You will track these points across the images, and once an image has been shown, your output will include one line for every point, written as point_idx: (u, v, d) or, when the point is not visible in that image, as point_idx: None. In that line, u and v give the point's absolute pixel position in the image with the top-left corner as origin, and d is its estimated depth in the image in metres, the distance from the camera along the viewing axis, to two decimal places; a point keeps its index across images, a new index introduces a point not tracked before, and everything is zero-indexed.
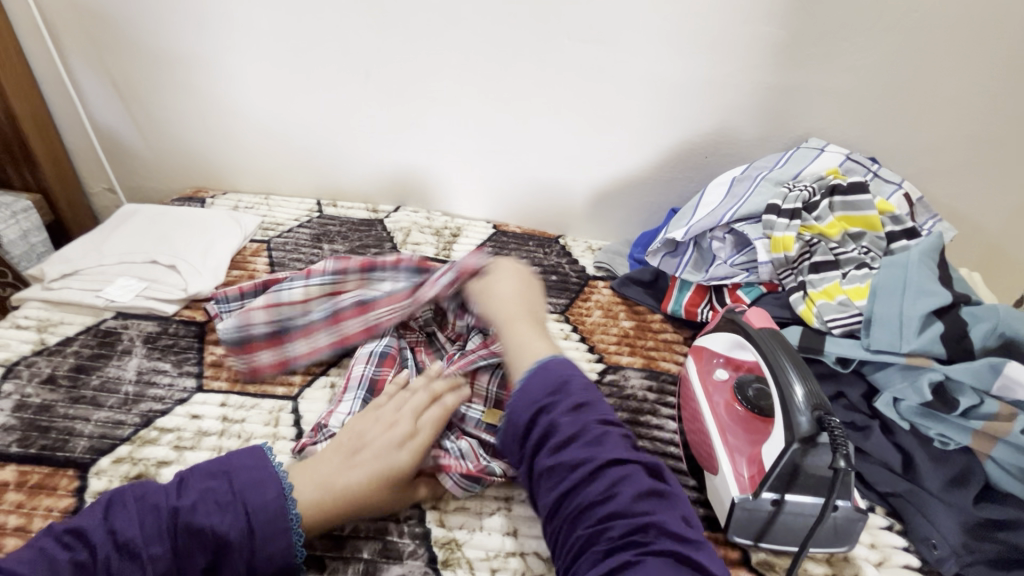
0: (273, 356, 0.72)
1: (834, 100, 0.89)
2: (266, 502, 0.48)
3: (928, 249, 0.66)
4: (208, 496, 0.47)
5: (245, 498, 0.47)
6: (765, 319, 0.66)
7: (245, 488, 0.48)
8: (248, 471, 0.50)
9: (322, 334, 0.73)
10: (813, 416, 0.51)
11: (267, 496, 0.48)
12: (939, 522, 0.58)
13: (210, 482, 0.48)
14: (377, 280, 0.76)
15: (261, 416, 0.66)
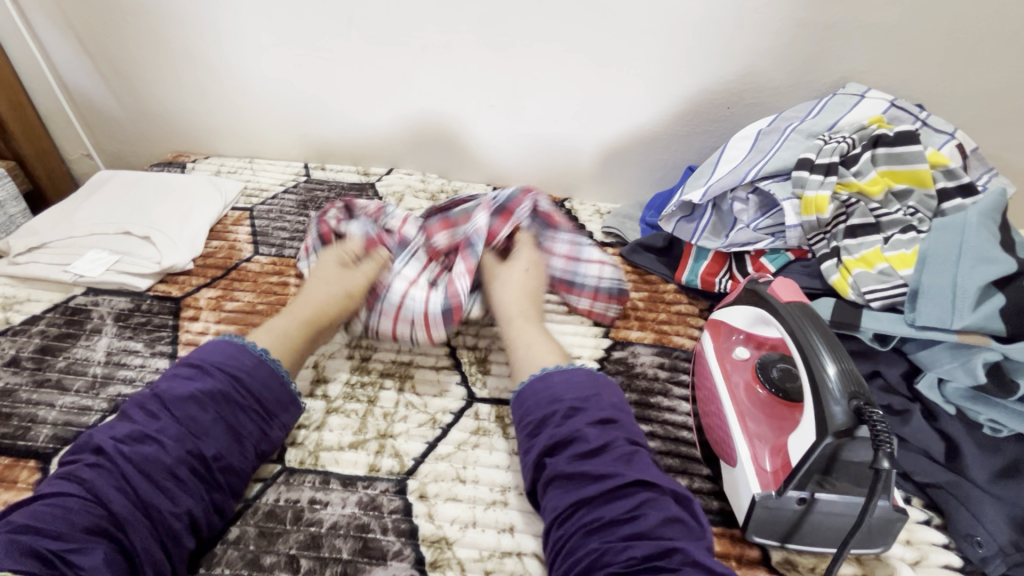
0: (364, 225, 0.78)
1: (878, 38, 0.77)
2: (249, 360, 0.54)
3: (988, 207, 0.57)
4: (145, 447, 0.47)
5: (226, 369, 0.53)
6: (795, 290, 0.57)
7: (226, 363, 0.53)
8: (182, 403, 0.50)
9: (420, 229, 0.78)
10: (851, 407, 0.44)
11: (251, 362, 0.54)
12: (986, 518, 0.51)
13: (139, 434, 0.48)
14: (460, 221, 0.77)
15: None
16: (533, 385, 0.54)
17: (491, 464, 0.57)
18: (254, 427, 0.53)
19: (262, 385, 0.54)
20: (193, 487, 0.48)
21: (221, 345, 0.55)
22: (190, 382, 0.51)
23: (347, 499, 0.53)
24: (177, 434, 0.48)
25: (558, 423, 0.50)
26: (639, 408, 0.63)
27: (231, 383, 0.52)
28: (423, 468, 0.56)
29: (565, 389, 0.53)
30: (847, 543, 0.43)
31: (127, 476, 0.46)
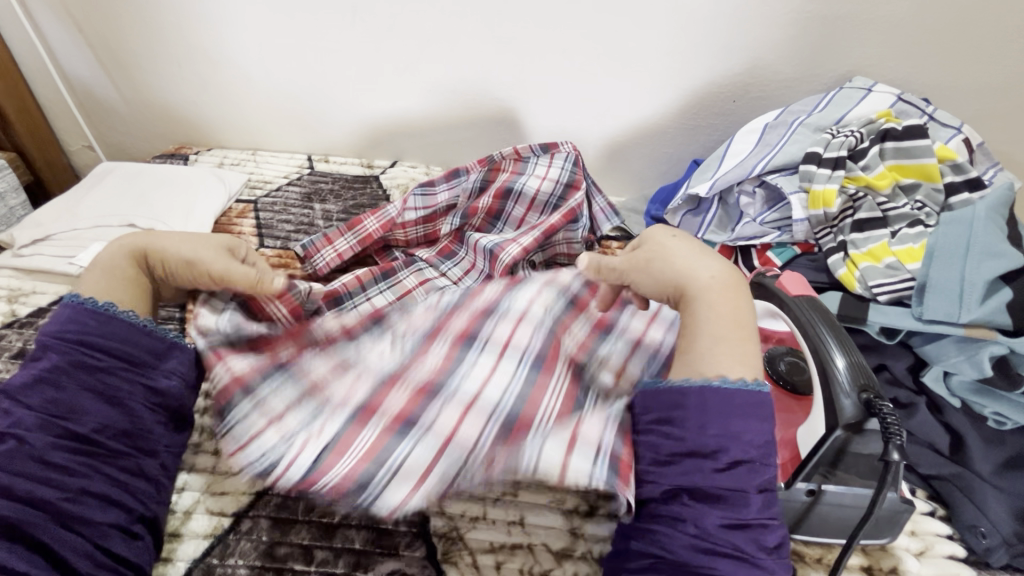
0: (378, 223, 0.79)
1: (886, 31, 0.77)
2: (96, 319, 0.49)
3: (996, 202, 0.57)
4: (15, 446, 0.43)
5: (65, 336, 0.47)
6: (802, 284, 0.58)
7: (76, 332, 0.48)
8: (40, 388, 0.45)
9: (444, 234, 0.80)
10: (861, 399, 0.45)
11: (93, 321, 0.48)
12: (991, 509, 0.52)
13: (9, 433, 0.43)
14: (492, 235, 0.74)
15: None
16: (702, 398, 0.44)
17: None
18: (133, 385, 0.48)
19: (117, 341, 0.48)
20: (79, 464, 0.44)
21: (64, 314, 0.49)
22: (29, 368, 0.46)
23: None
24: (39, 420, 0.44)
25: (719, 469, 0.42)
26: None
27: (79, 350, 0.47)
28: None
29: (731, 423, 0.43)
30: (856, 534, 0.44)
31: (1, 476, 0.41)
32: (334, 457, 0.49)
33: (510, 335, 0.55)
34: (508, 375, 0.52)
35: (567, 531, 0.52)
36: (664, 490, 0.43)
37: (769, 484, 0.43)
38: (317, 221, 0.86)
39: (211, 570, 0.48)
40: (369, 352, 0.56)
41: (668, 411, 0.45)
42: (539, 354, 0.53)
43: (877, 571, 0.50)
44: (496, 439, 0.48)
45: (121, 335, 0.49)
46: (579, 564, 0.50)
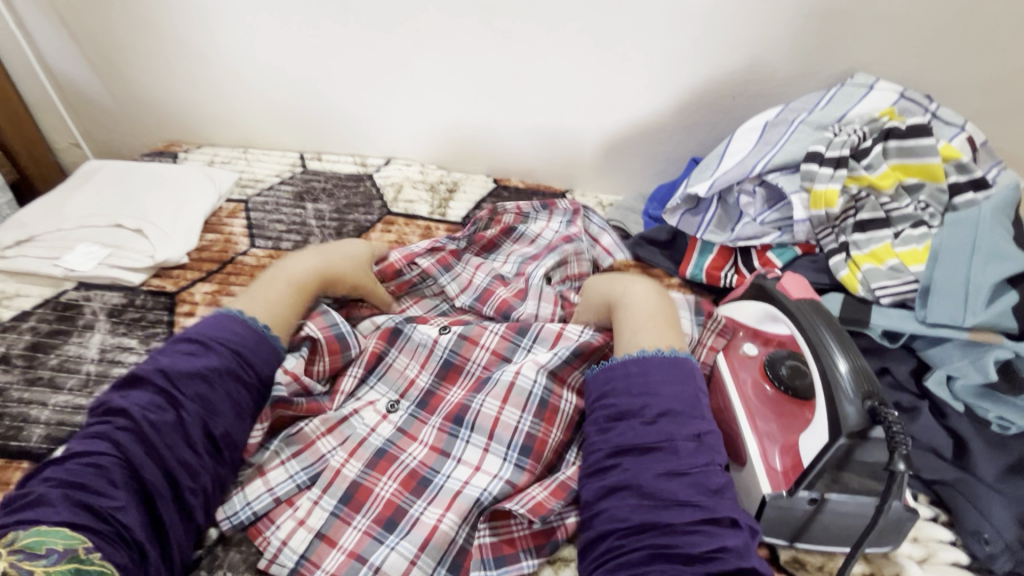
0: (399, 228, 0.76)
1: (888, 26, 0.76)
2: (251, 336, 0.54)
3: (1002, 203, 0.56)
4: (150, 421, 0.46)
5: (229, 343, 0.52)
6: (805, 288, 0.57)
7: (225, 339, 0.52)
8: (190, 380, 0.49)
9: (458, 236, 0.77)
10: (864, 406, 0.44)
11: (251, 338, 0.54)
12: (994, 515, 0.51)
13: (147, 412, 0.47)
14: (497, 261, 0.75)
15: None
16: (627, 367, 0.52)
17: None
18: (257, 402, 0.52)
19: (257, 361, 0.53)
20: (204, 452, 0.47)
21: (216, 319, 0.54)
22: (188, 360, 0.50)
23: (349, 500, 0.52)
24: (191, 410, 0.47)
25: (647, 422, 0.48)
26: None
27: (234, 360, 0.52)
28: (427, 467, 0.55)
29: (658, 382, 0.50)
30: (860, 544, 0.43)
31: (144, 441, 0.45)
32: (339, 524, 0.51)
33: (500, 412, 0.56)
34: (493, 460, 0.54)
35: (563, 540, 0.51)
36: (609, 455, 0.48)
37: (702, 434, 0.48)
38: (309, 221, 0.84)
39: None
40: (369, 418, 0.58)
41: (644, 390, 0.50)
42: (528, 439, 0.54)
43: None
44: (484, 499, 0.50)
45: (247, 348, 0.53)
46: None
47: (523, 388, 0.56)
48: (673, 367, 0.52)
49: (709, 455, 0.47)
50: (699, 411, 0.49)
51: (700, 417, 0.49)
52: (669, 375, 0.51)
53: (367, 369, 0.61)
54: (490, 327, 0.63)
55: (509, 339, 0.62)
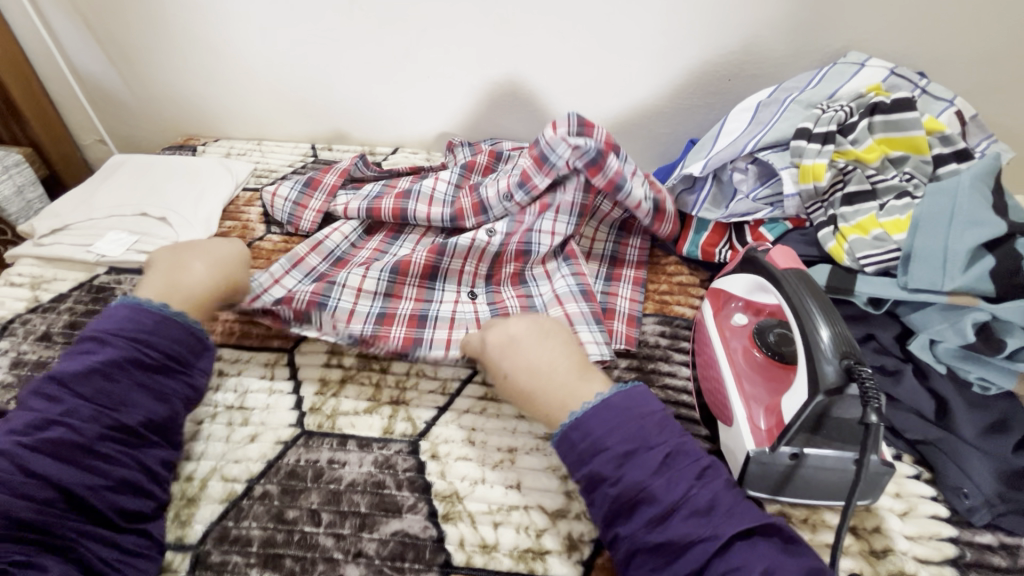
0: (393, 199, 0.81)
1: (880, 4, 0.77)
2: (135, 322, 0.53)
3: (982, 171, 0.58)
4: (65, 428, 0.47)
5: (117, 335, 0.52)
6: (791, 258, 0.60)
7: (128, 326, 0.53)
8: (95, 381, 0.50)
9: (442, 190, 0.83)
10: (842, 366, 0.47)
11: (152, 322, 0.54)
12: (973, 471, 0.53)
13: (58, 415, 0.48)
14: (484, 199, 0.79)
15: (259, 367, 0.64)
16: (568, 436, 0.49)
17: (501, 428, 0.59)
18: (176, 383, 0.54)
19: (171, 343, 0.54)
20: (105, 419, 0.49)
21: (110, 312, 0.55)
22: (80, 357, 0.51)
23: (364, 459, 0.56)
24: (91, 414, 0.49)
25: (617, 480, 0.45)
26: (641, 373, 0.66)
27: (134, 347, 0.52)
28: (434, 430, 0.59)
29: (605, 435, 0.47)
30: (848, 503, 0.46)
31: (41, 439, 0.46)
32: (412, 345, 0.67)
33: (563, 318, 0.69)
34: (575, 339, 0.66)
35: (562, 494, 0.54)
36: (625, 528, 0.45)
37: (669, 457, 0.46)
38: None
39: (226, 533, 0.51)
40: (446, 307, 0.72)
41: (603, 444, 0.47)
42: (592, 314, 0.69)
43: (862, 531, 0.52)
44: (603, 358, 0.65)
45: (151, 332, 0.53)
46: (574, 524, 0.52)
47: (570, 290, 0.72)
48: (606, 410, 0.49)
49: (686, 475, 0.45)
50: (646, 439, 0.47)
51: (657, 442, 0.47)
52: (622, 421, 0.48)
53: (426, 277, 0.74)
54: (503, 284, 0.75)
55: (522, 293, 0.74)
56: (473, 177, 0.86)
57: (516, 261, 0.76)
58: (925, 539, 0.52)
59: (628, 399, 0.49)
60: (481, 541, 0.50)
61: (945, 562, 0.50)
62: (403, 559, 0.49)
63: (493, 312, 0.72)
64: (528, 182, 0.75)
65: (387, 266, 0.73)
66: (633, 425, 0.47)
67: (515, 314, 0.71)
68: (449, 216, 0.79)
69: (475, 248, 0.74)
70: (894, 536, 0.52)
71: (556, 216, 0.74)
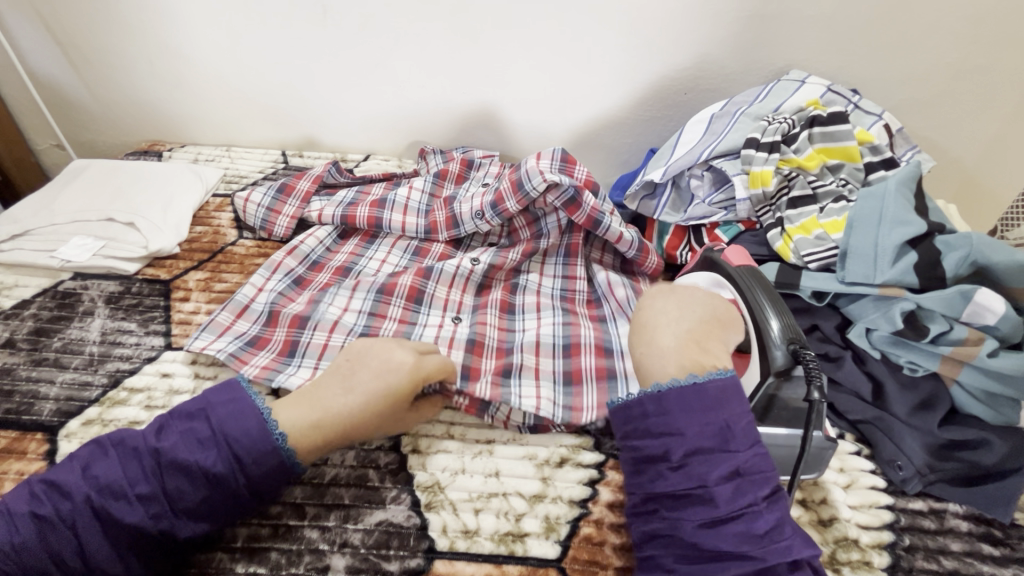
0: (368, 207, 0.83)
1: (815, 28, 0.85)
2: (263, 444, 0.48)
3: (905, 177, 0.65)
4: (114, 494, 0.45)
5: (235, 444, 0.47)
6: (744, 257, 0.66)
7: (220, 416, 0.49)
8: (176, 448, 0.47)
9: (416, 204, 0.85)
10: (789, 350, 0.52)
11: (257, 434, 0.48)
12: (905, 445, 0.59)
13: (119, 482, 0.45)
14: (459, 210, 0.82)
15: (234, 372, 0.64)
16: (646, 409, 0.48)
17: (478, 421, 0.62)
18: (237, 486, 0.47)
19: (252, 452, 0.48)
20: (162, 518, 0.45)
21: (241, 404, 0.50)
22: (195, 451, 0.47)
23: (346, 455, 0.57)
24: (151, 494, 0.45)
25: (677, 468, 0.45)
26: None
27: (232, 464, 0.47)
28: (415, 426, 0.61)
29: (683, 420, 0.46)
30: (794, 478, 0.51)
31: (103, 511, 0.44)
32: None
33: (538, 362, 0.67)
34: (550, 392, 0.63)
35: (538, 480, 0.57)
36: (645, 502, 0.47)
37: (739, 470, 0.44)
38: None
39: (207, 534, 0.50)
40: (430, 330, 0.71)
41: (672, 425, 0.46)
42: (567, 373, 0.66)
43: (810, 503, 0.57)
44: (558, 416, 0.60)
45: (232, 432, 0.48)
46: (551, 506, 0.55)
47: (552, 342, 0.70)
48: (696, 395, 0.46)
49: (749, 491, 0.43)
50: (732, 443, 0.45)
51: (736, 450, 0.45)
52: (703, 408, 0.46)
53: (412, 299, 0.74)
54: (489, 308, 0.75)
55: (505, 318, 0.75)
56: (447, 187, 0.89)
57: (505, 291, 0.78)
58: (865, 507, 0.57)
59: (722, 392, 0.47)
60: (463, 527, 0.52)
61: (883, 526, 0.56)
62: (388, 548, 0.50)
63: (472, 334, 0.71)
64: (500, 204, 0.78)
65: (376, 288, 0.75)
66: (721, 422, 0.46)
67: (491, 346, 0.70)
68: (423, 228, 0.83)
69: (459, 275, 0.78)
70: (838, 505, 0.57)
71: (544, 261, 0.82)
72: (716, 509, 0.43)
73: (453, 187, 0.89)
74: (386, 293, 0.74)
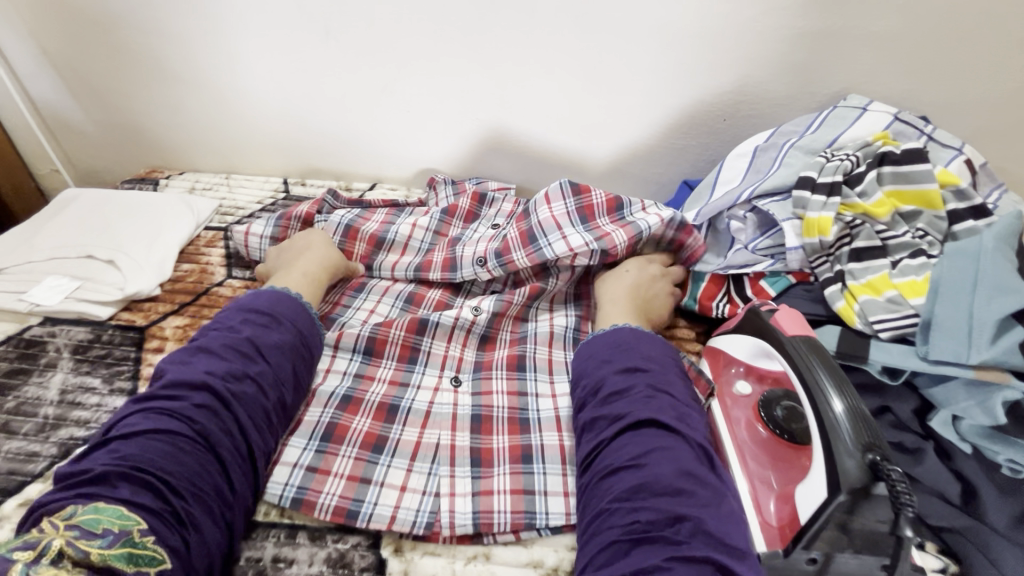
0: (364, 244, 0.77)
1: (877, 48, 0.74)
2: (313, 320, 0.62)
3: (1005, 232, 0.53)
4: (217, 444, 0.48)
5: (298, 323, 0.59)
6: (799, 322, 0.54)
7: (276, 308, 0.60)
8: (264, 364, 0.54)
9: (412, 252, 0.77)
10: (865, 461, 0.41)
11: (306, 316, 0.61)
12: (1007, 567, 0.47)
13: (213, 429, 0.48)
14: (461, 255, 0.73)
15: None
16: (591, 346, 0.60)
17: None
18: (293, 392, 0.56)
19: (288, 356, 0.56)
20: (259, 446, 0.51)
21: (278, 297, 0.61)
22: (265, 332, 0.57)
23: (315, 556, 0.48)
24: (234, 423, 0.49)
25: (609, 391, 0.54)
26: None
27: (299, 338, 0.59)
28: None
29: (612, 352, 0.58)
30: None
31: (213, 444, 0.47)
32: (349, 484, 0.53)
33: (562, 441, 0.58)
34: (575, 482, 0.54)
35: None
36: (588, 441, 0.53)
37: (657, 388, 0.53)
38: None
39: None
40: (422, 395, 0.62)
41: (607, 354, 0.58)
42: None
43: None
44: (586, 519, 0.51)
45: (304, 322, 0.60)
46: None
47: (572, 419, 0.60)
48: (621, 335, 0.59)
49: (661, 406, 0.52)
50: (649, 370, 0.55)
51: (651, 369, 0.55)
52: (625, 342, 0.58)
53: (405, 359, 0.65)
54: (494, 369, 0.65)
55: (515, 377, 0.64)
56: (450, 228, 0.80)
57: (514, 347, 0.67)
58: None
59: (638, 334, 0.59)
60: None
61: None
62: None
63: (477, 410, 0.61)
64: (505, 256, 0.69)
65: (362, 350, 0.65)
66: (640, 355, 0.57)
67: (501, 419, 0.60)
68: (418, 269, 0.74)
69: (458, 328, 0.67)
70: None
71: (553, 308, 0.71)
72: (634, 413, 0.51)
73: (461, 226, 0.81)
74: (380, 348, 0.65)
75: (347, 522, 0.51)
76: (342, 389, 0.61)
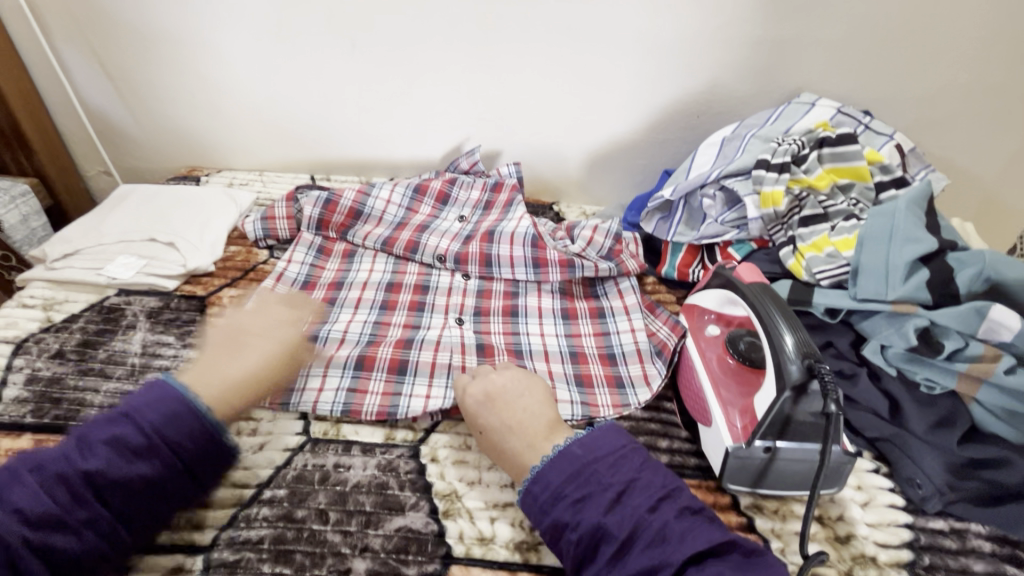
0: (343, 215, 0.90)
1: (824, 53, 0.87)
2: (199, 426, 0.50)
3: (917, 196, 0.66)
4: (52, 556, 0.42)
5: (166, 435, 0.48)
6: (756, 274, 0.67)
7: (144, 412, 0.48)
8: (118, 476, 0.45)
9: (382, 228, 0.91)
10: (804, 364, 0.53)
11: (182, 417, 0.49)
12: (923, 462, 0.59)
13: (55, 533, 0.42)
14: (424, 239, 0.88)
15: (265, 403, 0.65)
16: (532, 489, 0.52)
17: None
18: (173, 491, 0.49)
19: (158, 458, 0.47)
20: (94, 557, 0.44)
21: (158, 392, 0.50)
22: (128, 458, 0.46)
23: (367, 463, 0.60)
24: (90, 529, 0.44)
25: (576, 519, 0.48)
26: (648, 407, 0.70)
27: (166, 459, 0.47)
28: (435, 436, 0.64)
29: (563, 484, 0.50)
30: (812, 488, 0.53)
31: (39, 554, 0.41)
32: (384, 397, 0.66)
33: (550, 366, 0.73)
34: (563, 393, 0.69)
35: None
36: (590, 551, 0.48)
37: (623, 493, 0.49)
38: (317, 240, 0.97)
39: (235, 538, 0.52)
40: (433, 331, 0.77)
41: (560, 493, 0.50)
42: (576, 377, 0.72)
43: (827, 519, 0.57)
44: (574, 417, 0.65)
45: (188, 429, 0.49)
46: None
47: (558, 350, 0.76)
48: (564, 460, 0.52)
49: (633, 503, 0.48)
50: (604, 481, 0.50)
51: (609, 482, 0.50)
52: (566, 473, 0.51)
53: (414, 309, 0.80)
54: (492, 315, 0.81)
55: (510, 322, 0.80)
56: (422, 207, 0.94)
57: (506, 299, 0.83)
58: (884, 525, 0.57)
59: (583, 446, 0.52)
60: (479, 535, 0.54)
61: (902, 544, 0.55)
62: (408, 553, 0.52)
63: (479, 339, 0.76)
64: (464, 262, 0.85)
65: (377, 303, 0.81)
66: (588, 472, 0.50)
67: (501, 348, 0.75)
68: (384, 240, 0.88)
69: (454, 287, 0.84)
70: (855, 523, 0.57)
71: (540, 288, 0.84)
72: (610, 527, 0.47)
73: (433, 203, 0.95)
74: (389, 307, 0.80)
75: (391, 417, 0.64)
76: (367, 332, 0.76)
